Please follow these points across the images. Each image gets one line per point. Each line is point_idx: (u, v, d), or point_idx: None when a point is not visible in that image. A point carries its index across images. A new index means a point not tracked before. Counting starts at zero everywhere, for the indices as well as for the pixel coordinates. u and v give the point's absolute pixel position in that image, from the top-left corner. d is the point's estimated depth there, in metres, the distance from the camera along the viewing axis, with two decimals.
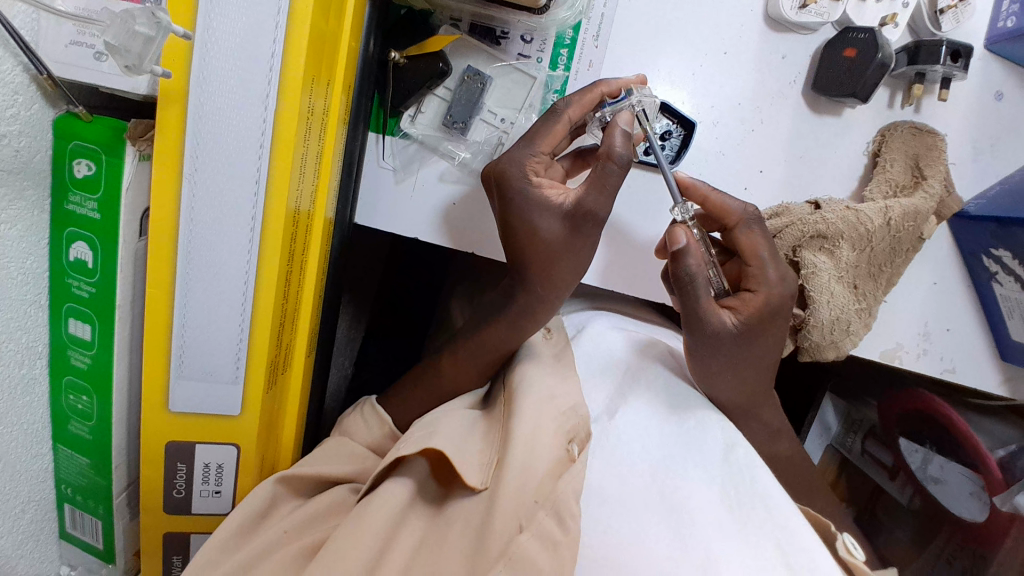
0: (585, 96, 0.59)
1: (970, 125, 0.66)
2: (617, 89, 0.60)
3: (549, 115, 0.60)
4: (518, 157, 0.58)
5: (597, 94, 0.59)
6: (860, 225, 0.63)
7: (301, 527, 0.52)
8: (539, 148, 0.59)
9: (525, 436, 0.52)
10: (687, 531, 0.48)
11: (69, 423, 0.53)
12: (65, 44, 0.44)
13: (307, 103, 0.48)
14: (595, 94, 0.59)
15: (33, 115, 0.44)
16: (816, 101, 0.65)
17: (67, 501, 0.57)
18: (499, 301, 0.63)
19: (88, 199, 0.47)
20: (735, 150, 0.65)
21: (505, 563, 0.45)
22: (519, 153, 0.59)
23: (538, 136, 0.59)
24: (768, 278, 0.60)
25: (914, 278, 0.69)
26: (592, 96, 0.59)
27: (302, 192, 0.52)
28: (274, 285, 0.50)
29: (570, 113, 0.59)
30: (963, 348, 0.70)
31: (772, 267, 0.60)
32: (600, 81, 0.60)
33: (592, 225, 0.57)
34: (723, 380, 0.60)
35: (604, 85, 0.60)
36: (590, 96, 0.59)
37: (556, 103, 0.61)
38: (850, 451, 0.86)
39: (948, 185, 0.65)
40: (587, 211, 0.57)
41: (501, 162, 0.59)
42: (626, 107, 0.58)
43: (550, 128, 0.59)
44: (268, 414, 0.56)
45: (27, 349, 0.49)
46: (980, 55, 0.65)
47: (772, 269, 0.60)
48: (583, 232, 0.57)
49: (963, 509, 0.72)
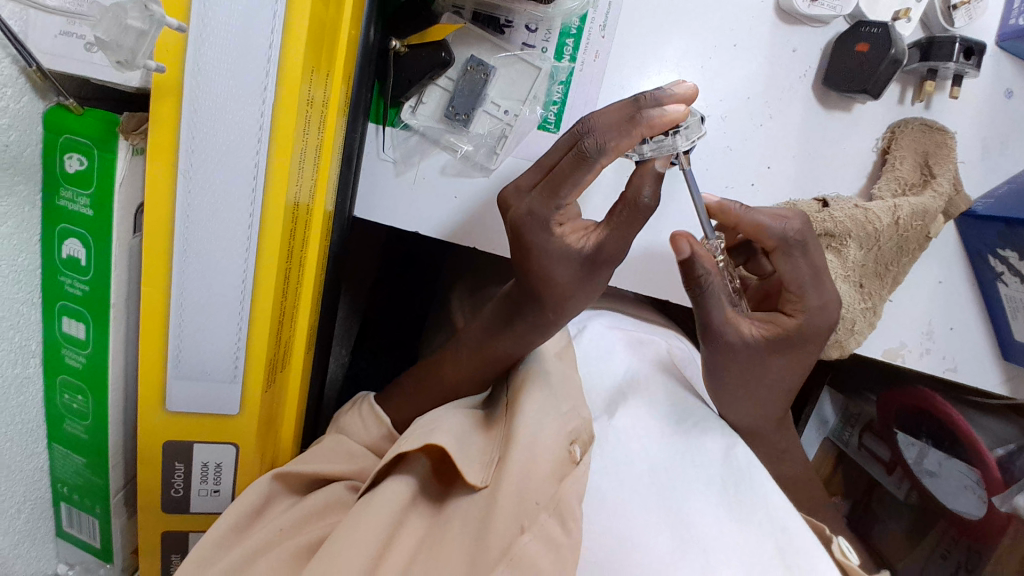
0: (620, 141, 0.52)
1: (979, 123, 0.65)
2: (662, 129, 0.51)
3: (579, 163, 0.52)
4: (541, 212, 0.55)
5: (636, 136, 0.51)
6: (868, 223, 0.62)
7: (296, 526, 0.52)
8: (565, 199, 0.54)
9: (526, 436, 0.52)
10: (691, 536, 0.47)
11: (64, 423, 0.52)
12: (54, 35, 0.42)
13: (306, 94, 0.47)
14: (632, 137, 0.51)
15: (23, 108, 0.43)
16: (825, 96, 0.64)
17: (63, 500, 0.56)
18: (499, 316, 0.62)
19: (80, 195, 0.45)
20: (744, 146, 0.64)
21: (506, 564, 0.44)
22: (542, 207, 0.55)
23: (563, 187, 0.54)
24: (810, 305, 0.58)
25: (920, 276, 0.68)
26: (630, 141, 0.51)
27: (301, 187, 0.51)
28: (273, 283, 0.49)
29: (602, 162, 0.52)
30: (965, 347, 0.70)
31: (814, 293, 0.57)
32: (640, 118, 0.50)
33: (608, 268, 0.56)
34: (736, 402, 0.61)
35: (645, 125, 0.50)
36: (627, 141, 0.52)
37: (584, 139, 0.52)
38: (847, 445, 0.88)
39: (957, 183, 0.64)
40: (607, 257, 0.54)
41: (525, 209, 0.56)
42: (667, 150, 0.53)
43: (577, 179, 0.53)
44: (267, 412, 0.55)
45: (19, 349, 0.48)
46: (993, 51, 0.63)
47: (812, 294, 0.57)
48: (597, 275, 0.56)
49: (961, 505, 0.71)
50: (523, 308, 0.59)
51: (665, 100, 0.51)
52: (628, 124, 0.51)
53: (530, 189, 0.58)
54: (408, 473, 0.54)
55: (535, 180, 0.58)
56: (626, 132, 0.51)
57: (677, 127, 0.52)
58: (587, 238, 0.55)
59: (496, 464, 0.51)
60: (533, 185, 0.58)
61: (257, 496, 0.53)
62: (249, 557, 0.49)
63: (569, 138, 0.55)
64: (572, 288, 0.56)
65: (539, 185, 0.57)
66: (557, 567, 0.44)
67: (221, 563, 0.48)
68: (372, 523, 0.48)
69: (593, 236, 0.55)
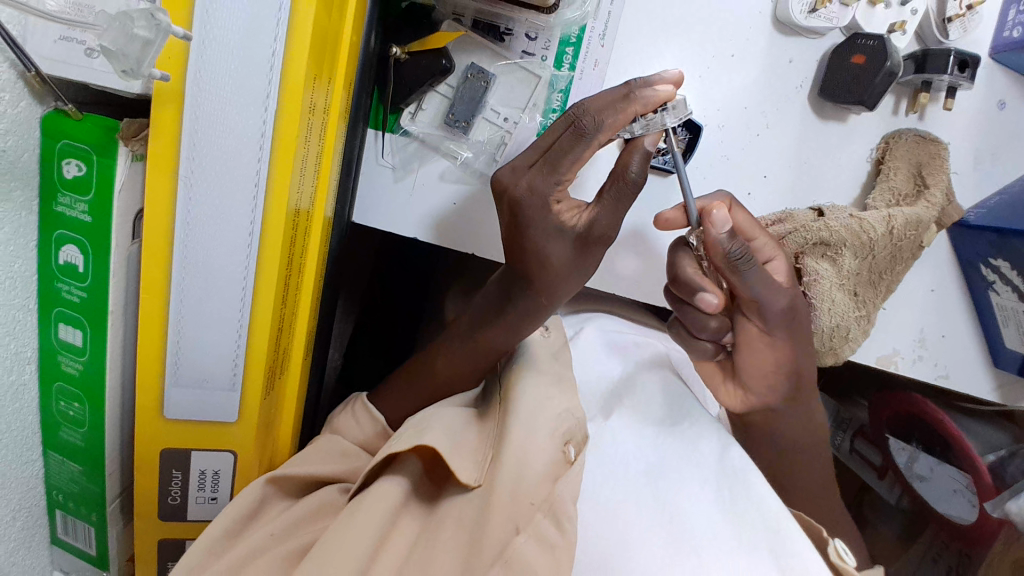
0: (616, 119, 0.53)
1: (972, 133, 0.66)
2: (652, 107, 0.53)
3: (577, 139, 0.54)
4: (541, 188, 0.56)
5: (630, 114, 0.53)
6: (863, 233, 0.63)
7: (288, 530, 0.51)
8: (563, 177, 0.55)
9: (519, 441, 0.52)
10: (682, 543, 0.47)
11: (60, 430, 0.52)
12: (53, 40, 0.41)
13: (308, 102, 0.47)
14: (627, 115, 0.53)
15: (20, 113, 0.42)
16: (821, 106, 0.65)
17: (58, 508, 0.55)
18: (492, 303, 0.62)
19: (79, 201, 0.45)
20: (741, 155, 0.65)
21: (502, 567, 0.44)
22: (541, 182, 0.56)
23: (562, 164, 0.55)
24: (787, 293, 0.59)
25: (913, 284, 0.69)
26: (625, 117, 0.53)
27: (302, 193, 0.51)
28: (273, 290, 0.49)
29: (599, 138, 0.54)
30: (956, 355, 0.71)
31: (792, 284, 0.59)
32: (634, 96, 0.52)
33: (601, 247, 0.56)
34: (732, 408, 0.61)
35: (638, 103, 0.53)
36: (623, 116, 0.53)
37: (579, 116, 0.54)
38: (839, 450, 0.90)
39: (949, 194, 0.65)
40: (599, 233, 0.55)
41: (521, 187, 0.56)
42: (656, 128, 0.54)
43: (576, 155, 0.54)
44: (264, 421, 0.55)
45: (15, 355, 0.48)
46: (986, 63, 0.64)
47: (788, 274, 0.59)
48: (590, 251, 0.56)
49: (950, 508, 0.73)
50: (515, 296, 0.58)
51: (656, 82, 0.53)
52: (621, 103, 0.53)
53: (527, 169, 0.57)
54: (401, 474, 0.54)
55: (532, 159, 0.58)
56: (620, 109, 0.53)
57: (666, 107, 0.54)
58: (581, 216, 0.56)
59: (490, 465, 0.51)
60: (531, 164, 0.57)
61: (250, 501, 0.53)
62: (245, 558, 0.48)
63: (565, 119, 0.56)
64: (566, 270, 0.56)
65: (537, 164, 0.57)
66: (553, 569, 0.44)
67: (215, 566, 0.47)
68: (367, 523, 0.48)
69: (586, 215, 0.56)
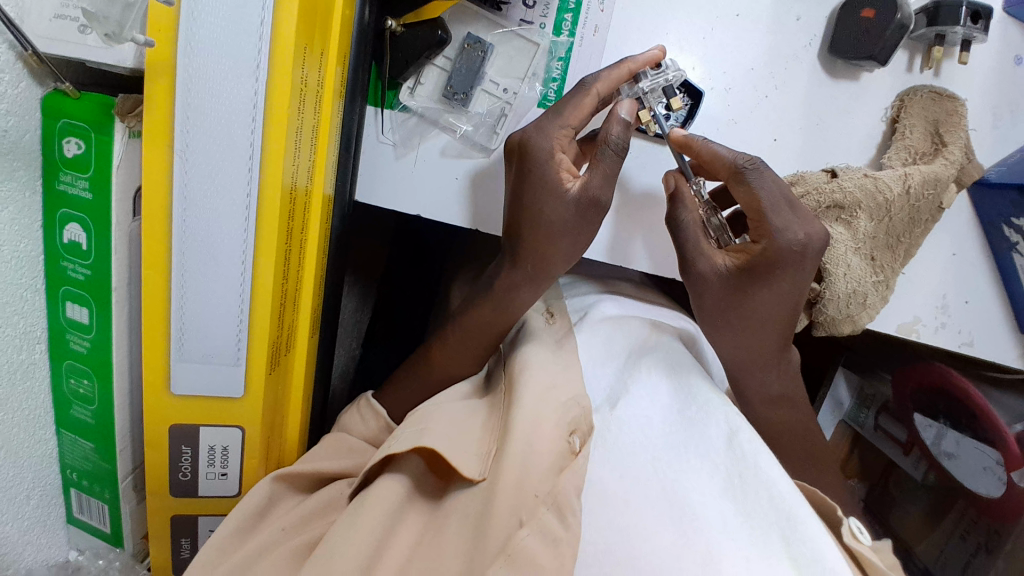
0: (614, 73, 0.57)
1: (990, 89, 0.64)
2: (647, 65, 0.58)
3: (578, 87, 0.57)
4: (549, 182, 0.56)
5: (626, 69, 0.57)
6: (878, 193, 0.61)
7: (300, 525, 0.52)
8: (567, 122, 0.57)
9: (526, 417, 0.51)
10: (690, 524, 0.45)
11: (72, 408, 0.53)
12: (48, 18, 0.43)
13: (300, 74, 0.46)
14: (623, 72, 0.57)
15: (21, 93, 0.43)
16: (832, 65, 0.63)
17: (73, 486, 0.57)
18: (499, 298, 0.60)
19: (79, 179, 0.46)
20: (749, 118, 0.63)
21: (504, 560, 0.43)
22: (547, 126, 0.57)
23: (566, 108, 0.57)
24: (772, 229, 0.54)
25: (934, 249, 0.66)
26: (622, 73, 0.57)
27: (298, 170, 0.51)
28: (272, 265, 0.49)
29: (597, 88, 0.57)
30: (983, 321, 0.67)
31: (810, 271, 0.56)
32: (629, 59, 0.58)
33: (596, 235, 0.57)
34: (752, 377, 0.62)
35: (633, 62, 0.58)
36: (618, 72, 0.57)
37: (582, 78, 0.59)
38: (863, 427, 0.85)
39: (969, 152, 0.63)
40: (590, 197, 0.55)
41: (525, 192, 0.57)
42: (659, 83, 0.58)
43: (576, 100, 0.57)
44: (271, 398, 0.55)
45: (25, 334, 0.48)
46: (1000, 16, 0.62)
47: (777, 219, 0.54)
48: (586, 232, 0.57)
49: (980, 484, 0.70)
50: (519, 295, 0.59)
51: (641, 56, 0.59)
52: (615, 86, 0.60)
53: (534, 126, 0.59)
54: (400, 470, 0.53)
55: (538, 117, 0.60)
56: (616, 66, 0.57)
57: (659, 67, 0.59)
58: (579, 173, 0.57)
59: (492, 455, 0.50)
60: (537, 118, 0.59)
61: (259, 498, 0.53)
62: (253, 557, 0.49)
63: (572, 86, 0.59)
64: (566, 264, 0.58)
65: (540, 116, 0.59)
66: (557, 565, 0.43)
67: (225, 565, 0.48)
68: (369, 519, 0.48)
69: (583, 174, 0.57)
